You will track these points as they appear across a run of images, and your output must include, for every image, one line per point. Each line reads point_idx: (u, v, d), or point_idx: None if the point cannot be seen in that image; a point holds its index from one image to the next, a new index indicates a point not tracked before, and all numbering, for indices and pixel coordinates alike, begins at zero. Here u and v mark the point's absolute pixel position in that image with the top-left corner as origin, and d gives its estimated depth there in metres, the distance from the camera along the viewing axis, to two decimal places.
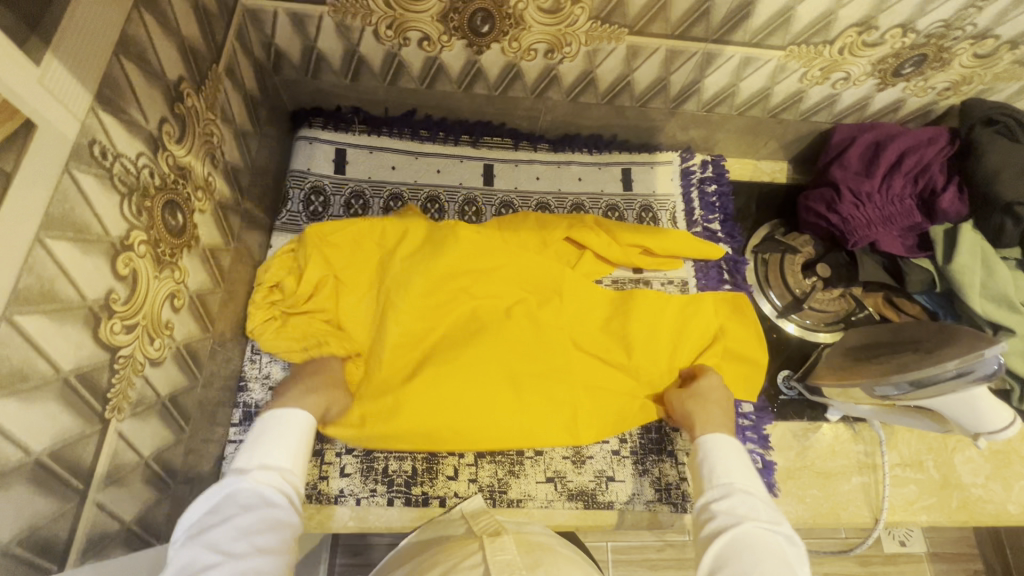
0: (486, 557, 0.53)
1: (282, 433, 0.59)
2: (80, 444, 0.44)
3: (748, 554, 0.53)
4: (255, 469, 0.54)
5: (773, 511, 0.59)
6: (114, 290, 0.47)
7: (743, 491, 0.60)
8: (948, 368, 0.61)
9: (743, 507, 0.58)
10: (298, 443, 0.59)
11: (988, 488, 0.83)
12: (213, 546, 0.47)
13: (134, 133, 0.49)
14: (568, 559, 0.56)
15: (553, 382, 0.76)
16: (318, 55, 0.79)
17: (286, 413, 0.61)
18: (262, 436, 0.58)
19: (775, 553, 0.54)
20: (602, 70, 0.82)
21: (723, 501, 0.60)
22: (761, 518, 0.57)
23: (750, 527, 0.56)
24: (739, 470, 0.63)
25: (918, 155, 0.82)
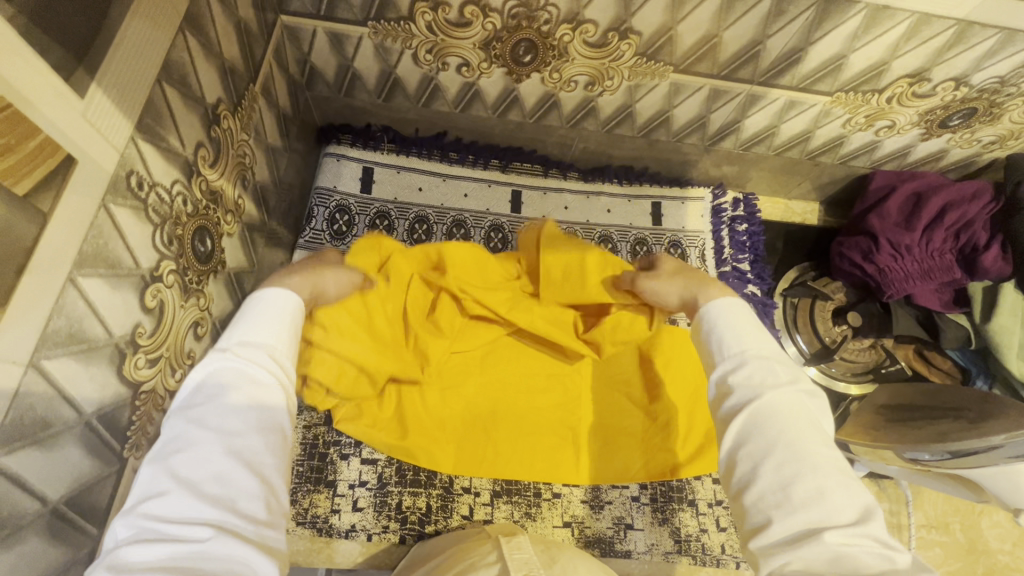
0: (502, 555, 0.49)
1: (276, 311, 0.44)
2: (97, 488, 0.42)
3: (788, 431, 0.39)
4: (248, 342, 0.41)
5: (789, 365, 0.44)
6: (141, 323, 0.45)
7: (762, 353, 0.44)
8: (994, 442, 0.58)
9: (762, 377, 0.43)
10: (288, 322, 0.44)
11: (1015, 556, 0.81)
12: (199, 430, 0.36)
13: (171, 160, 0.48)
14: (583, 556, 0.55)
15: (567, 403, 0.78)
16: (353, 74, 0.78)
17: (270, 294, 0.45)
18: (250, 312, 0.43)
19: (812, 424, 0.41)
20: (643, 104, 0.80)
21: (745, 364, 0.44)
22: (784, 376, 0.43)
23: (781, 397, 0.41)
24: (749, 324, 0.47)
25: (961, 211, 0.79)
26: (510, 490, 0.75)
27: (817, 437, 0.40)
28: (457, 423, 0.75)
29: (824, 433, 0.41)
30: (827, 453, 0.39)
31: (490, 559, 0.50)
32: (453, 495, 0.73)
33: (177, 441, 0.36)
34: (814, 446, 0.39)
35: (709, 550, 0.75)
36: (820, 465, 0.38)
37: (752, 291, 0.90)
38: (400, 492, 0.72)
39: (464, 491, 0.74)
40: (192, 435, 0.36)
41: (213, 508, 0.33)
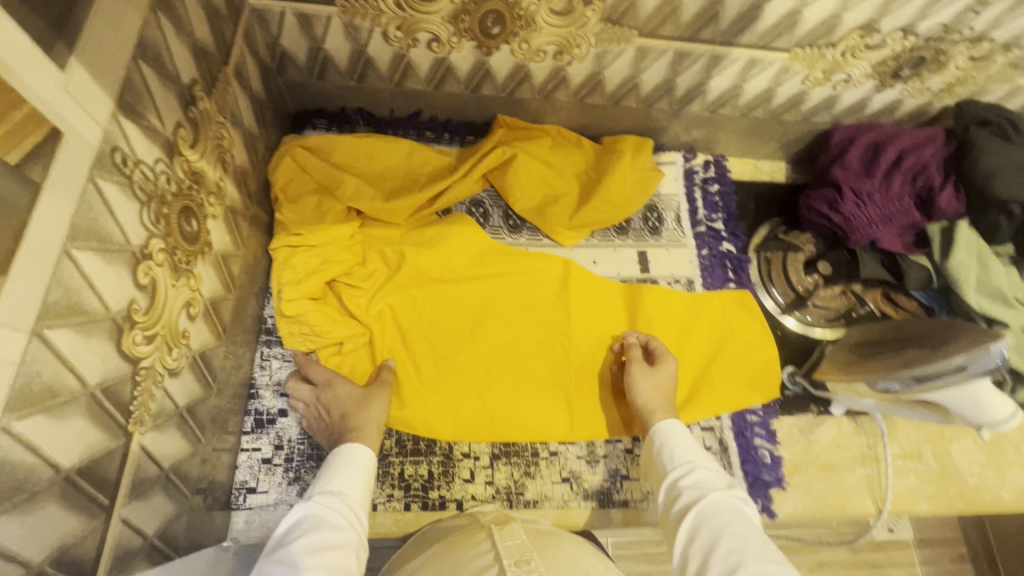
0: (495, 542, 0.53)
1: (355, 466, 0.59)
2: (107, 459, 0.43)
3: (723, 519, 0.54)
4: (334, 493, 0.55)
5: (724, 480, 0.60)
6: (135, 300, 0.46)
7: (699, 465, 0.61)
8: (953, 362, 0.64)
9: (704, 483, 0.59)
10: (363, 481, 0.59)
11: (983, 477, 0.86)
12: (285, 557, 0.47)
13: (151, 139, 0.48)
14: (574, 540, 0.57)
15: (559, 367, 0.81)
16: (325, 56, 0.78)
17: (352, 450, 0.61)
18: (332, 472, 0.58)
19: (741, 513, 0.55)
20: (611, 71, 0.82)
21: (685, 478, 0.61)
22: (719, 484, 0.59)
23: (716, 500, 0.56)
24: (689, 445, 0.64)
25: (916, 156, 0.84)
26: (509, 452, 0.77)
27: (749, 528, 0.53)
28: (453, 391, 0.77)
29: (760, 534, 0.53)
30: (761, 545, 0.51)
31: (483, 547, 0.53)
32: (454, 460, 0.75)
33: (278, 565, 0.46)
34: (745, 531, 0.53)
35: None
36: (749, 541, 0.51)
37: (727, 249, 0.94)
38: (401, 462, 0.74)
39: (463, 456, 0.76)
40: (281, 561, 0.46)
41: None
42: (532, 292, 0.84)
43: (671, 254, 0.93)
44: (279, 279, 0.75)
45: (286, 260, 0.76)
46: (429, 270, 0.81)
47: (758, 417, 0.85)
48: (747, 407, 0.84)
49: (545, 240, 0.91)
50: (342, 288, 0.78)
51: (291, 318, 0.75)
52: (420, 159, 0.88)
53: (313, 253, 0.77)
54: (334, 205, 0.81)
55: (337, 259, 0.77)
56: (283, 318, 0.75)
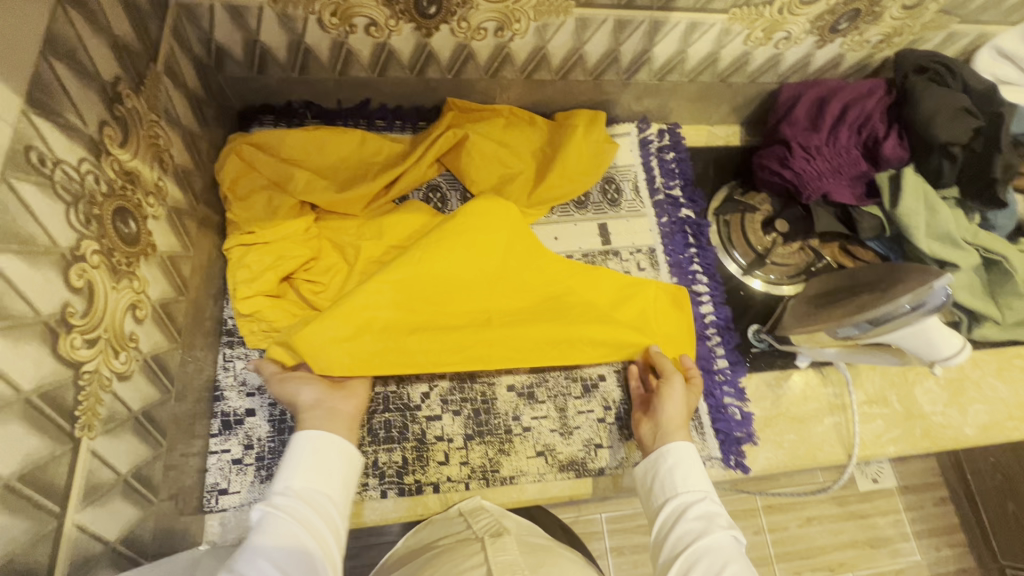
0: (487, 556, 0.53)
1: (309, 454, 0.59)
2: (52, 466, 0.43)
3: (721, 559, 0.55)
4: (300, 490, 0.56)
5: (725, 515, 0.60)
6: (70, 303, 0.45)
7: (710, 497, 0.61)
8: (902, 304, 0.66)
9: (710, 515, 0.59)
10: (329, 475, 0.59)
11: (946, 415, 0.89)
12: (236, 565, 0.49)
13: (73, 139, 0.47)
14: (566, 559, 0.58)
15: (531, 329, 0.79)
16: (262, 49, 0.77)
17: (317, 436, 0.61)
18: (292, 460, 0.59)
19: (737, 553, 0.56)
20: (554, 45, 0.82)
21: (693, 506, 0.61)
22: (722, 521, 0.59)
23: (721, 536, 0.57)
24: (698, 472, 0.64)
25: (860, 107, 0.86)
26: (481, 431, 0.77)
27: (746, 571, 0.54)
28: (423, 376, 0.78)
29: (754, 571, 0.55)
30: None
31: (475, 561, 0.53)
32: (428, 444, 0.75)
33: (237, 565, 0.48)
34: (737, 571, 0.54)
35: None
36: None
37: (686, 215, 0.95)
38: (375, 451, 0.74)
39: (437, 439, 0.76)
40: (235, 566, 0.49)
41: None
42: (493, 256, 0.80)
43: (631, 224, 0.94)
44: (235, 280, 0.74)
45: (241, 260, 0.75)
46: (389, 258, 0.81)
47: (726, 376, 0.86)
48: (714, 366, 0.86)
49: None
50: (302, 283, 0.77)
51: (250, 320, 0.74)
52: (373, 149, 0.87)
53: (267, 250, 0.76)
54: (288, 200, 0.80)
55: (290, 255, 0.76)
56: (242, 319, 0.75)
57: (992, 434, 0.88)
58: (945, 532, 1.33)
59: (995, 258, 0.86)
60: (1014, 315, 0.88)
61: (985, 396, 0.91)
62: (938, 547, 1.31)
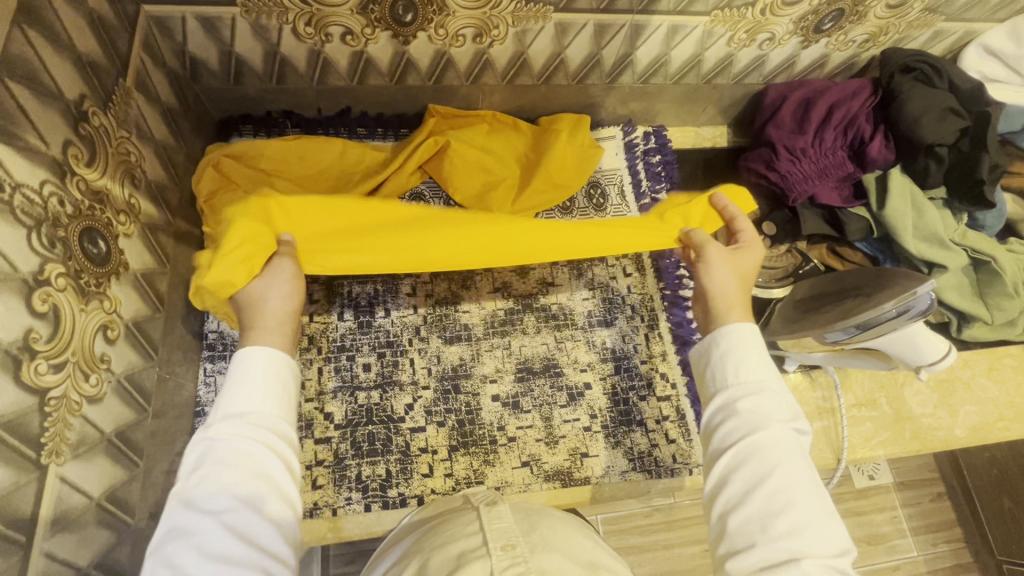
0: (483, 524, 0.45)
1: (252, 373, 0.51)
2: (16, 496, 0.42)
3: (774, 461, 0.50)
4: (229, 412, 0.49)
5: (790, 405, 0.54)
6: (34, 328, 0.45)
7: (767, 386, 0.54)
8: (889, 310, 0.65)
9: (766, 408, 0.53)
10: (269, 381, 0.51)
11: (937, 416, 0.88)
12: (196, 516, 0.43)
13: (35, 160, 0.46)
14: (559, 517, 0.50)
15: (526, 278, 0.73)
16: (237, 59, 0.76)
17: (253, 353, 0.52)
18: (234, 378, 0.50)
19: (797, 449, 0.51)
20: (534, 50, 0.81)
21: (745, 399, 0.54)
22: (783, 415, 0.53)
23: (777, 431, 0.51)
24: (759, 358, 0.56)
25: (845, 108, 0.85)
26: (466, 442, 0.76)
27: (806, 470, 0.50)
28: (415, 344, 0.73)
29: (811, 468, 0.51)
30: (812, 490, 0.49)
31: (469, 529, 0.45)
32: (412, 457, 0.75)
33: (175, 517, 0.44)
34: (793, 476, 0.49)
35: (662, 462, 0.79)
36: (792, 491, 0.48)
37: None
38: (358, 464, 0.74)
39: (421, 451, 0.75)
40: (190, 515, 0.43)
41: (256, 570, 0.41)
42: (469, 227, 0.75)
43: None
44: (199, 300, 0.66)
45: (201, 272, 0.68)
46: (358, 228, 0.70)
47: None
48: None
49: None
50: None
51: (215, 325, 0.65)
52: (354, 159, 0.86)
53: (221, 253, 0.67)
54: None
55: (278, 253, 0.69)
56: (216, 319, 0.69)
57: (983, 436, 0.88)
58: (942, 527, 1.32)
59: (983, 258, 0.85)
60: (1004, 315, 0.86)
61: (975, 397, 0.90)
62: (935, 543, 1.31)
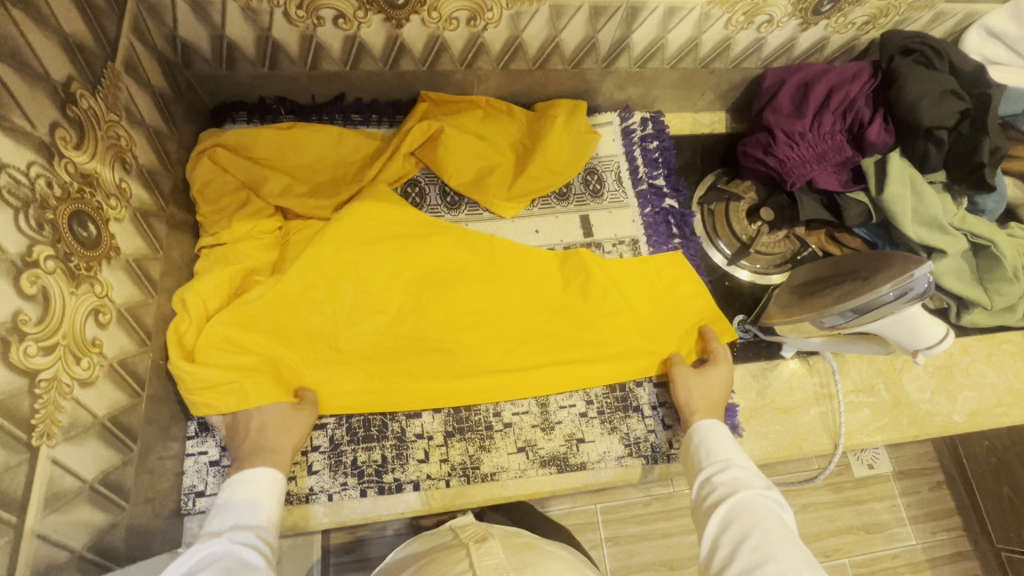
0: (473, 561, 0.56)
1: (257, 491, 0.59)
2: (6, 477, 0.42)
3: (758, 521, 0.54)
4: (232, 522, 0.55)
5: (763, 480, 0.61)
6: (22, 310, 0.45)
7: (734, 462, 0.63)
8: (886, 293, 0.65)
9: (740, 478, 0.61)
10: (268, 501, 0.59)
11: (935, 402, 0.88)
12: None
13: (21, 142, 0.46)
14: (554, 556, 0.61)
15: (515, 353, 0.80)
16: (229, 44, 0.75)
17: (259, 474, 0.61)
18: (237, 498, 0.58)
19: (781, 519, 0.56)
20: (529, 34, 0.80)
21: (720, 474, 0.62)
22: (755, 483, 0.60)
23: (751, 495, 0.58)
24: (729, 444, 0.66)
25: (844, 92, 0.84)
26: (461, 428, 0.76)
27: (786, 529, 0.54)
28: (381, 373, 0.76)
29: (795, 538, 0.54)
30: (795, 549, 0.52)
31: (462, 567, 0.57)
32: (407, 442, 0.75)
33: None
34: (777, 536, 0.53)
35: (659, 448, 0.79)
36: (780, 550, 0.52)
37: (670, 204, 0.94)
38: (354, 449, 0.74)
39: (416, 437, 0.75)
40: None
41: None
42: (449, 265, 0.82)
43: (613, 215, 0.92)
44: (184, 309, 0.69)
45: (197, 278, 0.71)
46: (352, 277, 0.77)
47: None
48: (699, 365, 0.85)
49: (485, 214, 0.89)
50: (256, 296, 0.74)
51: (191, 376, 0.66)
52: (349, 147, 0.86)
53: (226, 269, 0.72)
54: (259, 204, 0.79)
55: (310, 252, 0.74)
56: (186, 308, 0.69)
57: (981, 421, 0.87)
58: (941, 516, 1.32)
59: (983, 243, 0.84)
60: (1003, 300, 0.85)
61: (974, 383, 0.90)
62: (934, 531, 1.31)
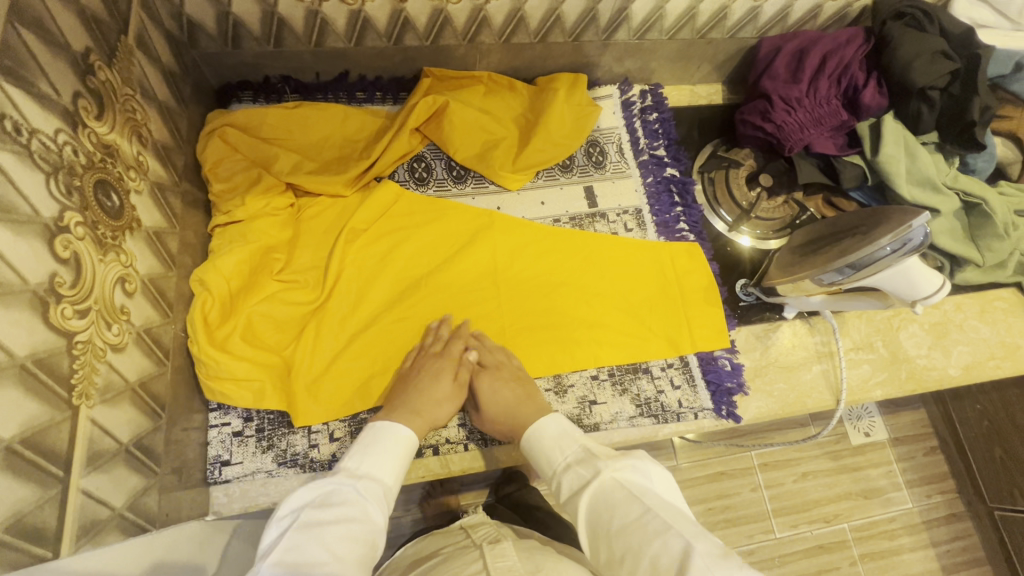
0: (487, 563, 0.58)
1: (389, 448, 0.60)
2: (52, 431, 0.43)
3: (607, 514, 0.51)
4: (368, 470, 0.56)
5: (597, 459, 0.57)
6: (58, 273, 0.46)
7: (568, 464, 0.59)
8: (884, 246, 0.67)
9: (576, 478, 0.57)
10: (399, 463, 0.60)
11: (931, 357, 0.91)
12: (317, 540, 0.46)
13: (48, 109, 0.47)
14: (561, 559, 0.63)
15: (522, 327, 0.82)
16: (235, 21, 0.76)
17: (398, 432, 0.62)
18: (375, 447, 0.59)
19: (633, 491, 0.52)
20: (531, 6, 0.82)
21: (564, 485, 0.58)
22: (586, 473, 0.56)
23: (592, 495, 0.54)
24: (559, 442, 0.62)
25: (838, 57, 0.86)
26: None
27: (630, 511, 0.50)
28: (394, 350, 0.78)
29: (639, 502, 0.51)
30: (642, 531, 0.48)
31: (476, 567, 0.58)
32: None
33: (289, 537, 0.46)
34: (628, 527, 0.49)
35: (668, 408, 0.82)
36: (633, 534, 0.49)
37: (671, 173, 0.96)
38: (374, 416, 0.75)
39: None
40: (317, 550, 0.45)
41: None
42: (454, 244, 0.86)
43: (616, 186, 0.94)
44: (204, 288, 0.70)
45: (215, 257, 0.72)
46: (361, 259, 0.81)
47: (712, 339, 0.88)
48: (712, 355, 0.86)
49: (490, 186, 0.91)
50: (270, 277, 0.76)
51: (213, 364, 0.68)
52: (356, 125, 0.87)
53: (245, 248, 0.73)
54: (271, 180, 0.79)
55: (322, 239, 0.81)
56: (203, 290, 0.70)
57: (975, 374, 0.91)
58: (936, 479, 1.36)
59: (974, 201, 0.87)
60: (994, 257, 0.88)
61: (968, 338, 0.93)
62: (929, 494, 1.35)
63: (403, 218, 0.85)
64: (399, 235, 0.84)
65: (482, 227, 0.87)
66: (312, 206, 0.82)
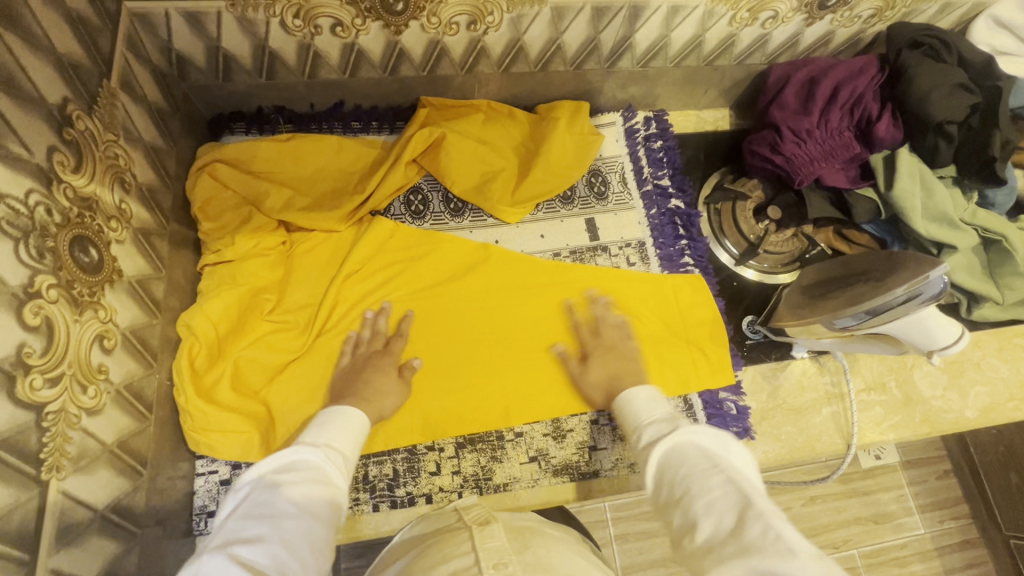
0: (475, 543, 0.46)
1: (346, 422, 0.55)
2: (17, 514, 0.41)
3: (685, 468, 0.44)
4: (328, 440, 0.51)
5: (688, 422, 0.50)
6: (27, 342, 0.44)
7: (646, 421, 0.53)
8: (898, 294, 0.63)
9: (656, 432, 0.51)
10: (359, 438, 0.55)
11: (947, 398, 0.87)
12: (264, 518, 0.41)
13: (18, 170, 0.45)
14: (554, 540, 0.51)
15: (521, 366, 0.80)
16: (225, 56, 0.74)
17: (347, 410, 0.57)
18: (332, 423, 0.54)
19: (713, 455, 0.44)
20: (530, 37, 0.79)
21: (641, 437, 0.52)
22: (667, 429, 0.49)
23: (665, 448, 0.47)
24: (653, 402, 0.56)
25: (851, 87, 0.82)
26: (473, 439, 0.76)
27: (708, 470, 0.43)
28: None
29: (724, 463, 0.44)
30: (718, 484, 0.42)
31: (463, 549, 0.46)
32: (418, 455, 0.75)
33: (247, 504, 0.42)
34: (705, 481, 0.42)
35: None
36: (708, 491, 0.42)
37: (675, 205, 0.92)
38: (366, 464, 0.73)
39: (428, 449, 0.75)
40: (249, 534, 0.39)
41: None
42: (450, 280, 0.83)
43: (619, 218, 0.91)
44: (190, 334, 0.68)
45: (202, 301, 0.70)
46: (354, 296, 0.79)
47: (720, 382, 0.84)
48: (717, 397, 0.83)
49: (488, 219, 0.88)
50: (259, 319, 0.73)
51: (197, 416, 0.66)
52: (350, 157, 0.84)
53: (233, 291, 0.71)
54: (261, 219, 0.77)
55: (313, 277, 0.78)
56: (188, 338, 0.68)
57: (993, 416, 0.87)
58: (949, 504, 1.32)
59: (994, 237, 0.83)
60: (1015, 294, 0.84)
61: (985, 378, 0.89)
62: (942, 520, 1.30)
63: (398, 254, 0.83)
64: (395, 271, 0.81)
65: (480, 262, 0.84)
66: (303, 243, 0.80)
